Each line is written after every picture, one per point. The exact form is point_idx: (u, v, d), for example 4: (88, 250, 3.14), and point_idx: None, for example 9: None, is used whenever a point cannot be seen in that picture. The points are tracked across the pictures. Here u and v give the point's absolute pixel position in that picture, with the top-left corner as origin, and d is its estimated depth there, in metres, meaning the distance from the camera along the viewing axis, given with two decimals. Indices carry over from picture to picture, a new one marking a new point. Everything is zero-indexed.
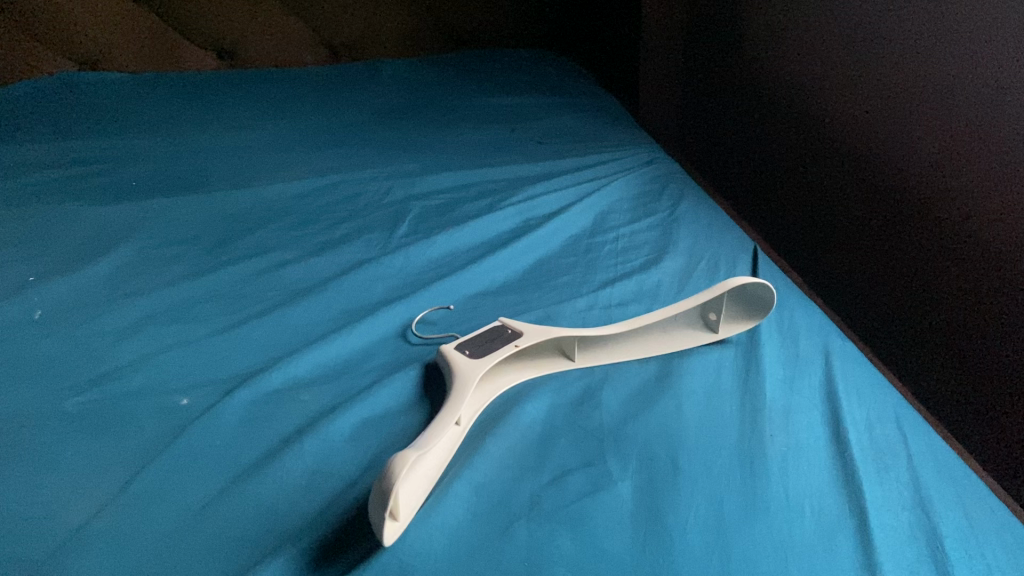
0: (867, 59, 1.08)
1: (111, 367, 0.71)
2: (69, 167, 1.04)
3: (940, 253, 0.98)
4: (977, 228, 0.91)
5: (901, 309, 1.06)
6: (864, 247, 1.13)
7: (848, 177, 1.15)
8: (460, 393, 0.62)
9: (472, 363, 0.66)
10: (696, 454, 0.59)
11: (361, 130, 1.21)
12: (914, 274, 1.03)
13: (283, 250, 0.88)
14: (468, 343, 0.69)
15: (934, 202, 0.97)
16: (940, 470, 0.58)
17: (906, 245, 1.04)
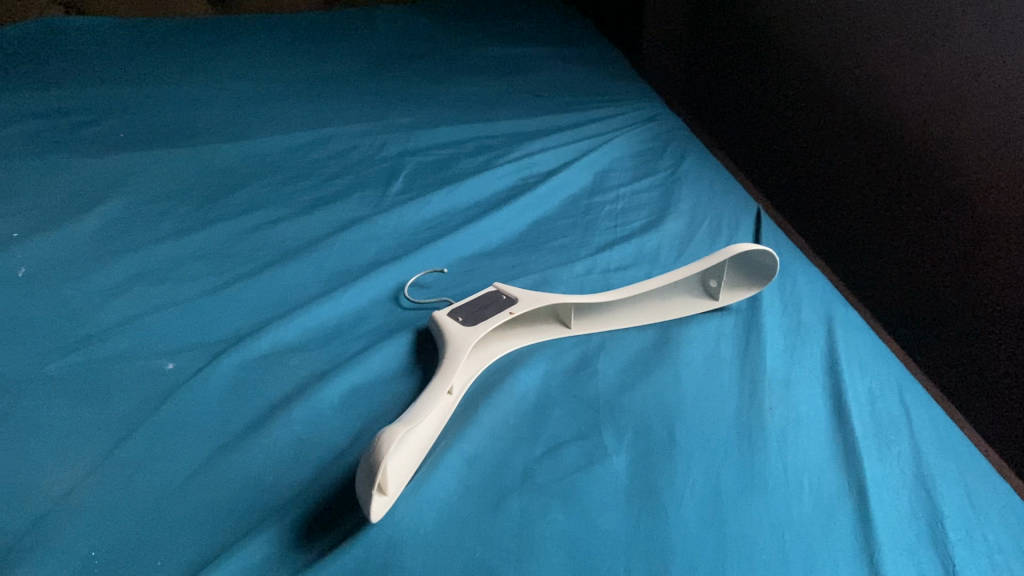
0: (864, 27, 1.08)
1: (96, 328, 0.69)
2: (55, 116, 1.01)
3: (938, 221, 0.97)
4: (978, 193, 0.91)
5: (897, 278, 1.06)
6: (876, 215, 1.10)
7: (847, 148, 1.15)
8: (452, 362, 0.61)
9: (465, 331, 0.64)
10: (693, 426, 0.58)
11: (356, 80, 1.18)
12: (919, 244, 1.01)
13: (274, 206, 0.86)
14: (462, 309, 0.67)
15: (933, 169, 0.97)
16: (943, 446, 0.56)
17: (923, 217, 1.00)
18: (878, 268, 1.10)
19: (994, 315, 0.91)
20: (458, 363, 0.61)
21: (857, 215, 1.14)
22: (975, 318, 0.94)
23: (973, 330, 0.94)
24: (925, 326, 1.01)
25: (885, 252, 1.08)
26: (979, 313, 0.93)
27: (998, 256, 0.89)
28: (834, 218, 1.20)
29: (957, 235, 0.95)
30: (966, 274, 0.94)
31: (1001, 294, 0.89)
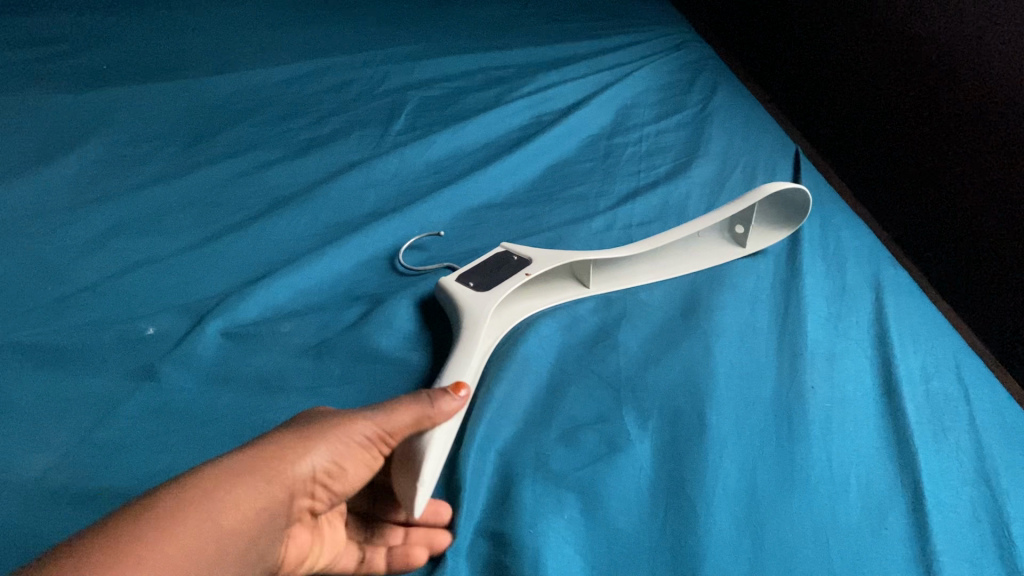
0: None
1: (71, 286, 0.63)
2: (30, 46, 0.93)
3: (901, 111, 0.83)
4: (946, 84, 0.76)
5: (910, 184, 0.83)
6: (846, 55, 0.93)
7: (819, 16, 0.97)
8: (473, 328, 0.55)
9: (480, 295, 0.58)
10: (725, 409, 0.52)
11: (355, 2, 1.09)
12: (878, 134, 0.87)
13: (266, 148, 0.79)
14: (470, 274, 0.60)
15: (907, 50, 0.81)
16: (1006, 433, 0.50)
17: (888, 104, 0.85)
18: (893, 169, 0.85)
19: (944, 224, 0.78)
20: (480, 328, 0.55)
21: (819, 97, 0.99)
22: (922, 224, 0.82)
23: (920, 237, 0.82)
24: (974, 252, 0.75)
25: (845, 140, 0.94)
26: (928, 220, 0.81)
27: (962, 162, 0.75)
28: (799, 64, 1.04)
29: (916, 129, 0.81)
30: (922, 174, 0.81)
31: (957, 203, 0.76)
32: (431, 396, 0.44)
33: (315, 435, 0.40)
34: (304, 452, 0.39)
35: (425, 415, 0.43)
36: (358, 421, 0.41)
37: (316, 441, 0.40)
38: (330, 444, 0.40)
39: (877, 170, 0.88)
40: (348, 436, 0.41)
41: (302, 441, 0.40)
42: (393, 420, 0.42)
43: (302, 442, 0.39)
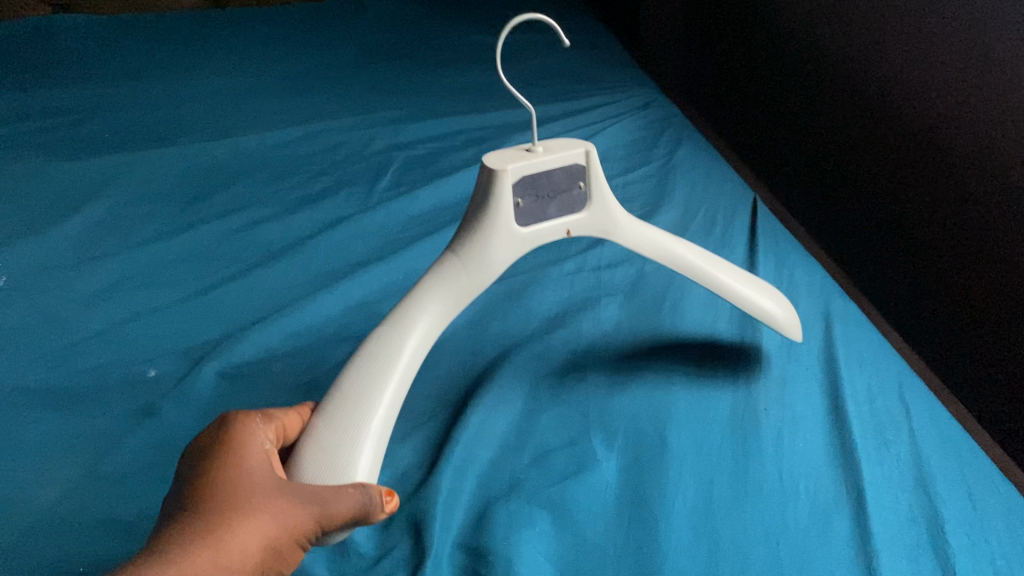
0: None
1: (77, 334, 0.67)
2: (37, 118, 0.99)
3: (898, 225, 0.89)
4: (935, 210, 0.82)
5: (906, 292, 0.89)
6: (832, 111, 1.01)
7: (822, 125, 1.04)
8: (468, 288, 0.51)
9: (512, 235, 0.51)
10: (685, 430, 0.56)
11: (343, 74, 1.16)
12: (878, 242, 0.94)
13: (260, 206, 0.85)
14: (530, 187, 0.50)
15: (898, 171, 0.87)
16: (943, 445, 0.55)
17: (887, 215, 0.91)
18: (891, 278, 0.92)
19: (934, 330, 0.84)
20: (467, 288, 0.51)
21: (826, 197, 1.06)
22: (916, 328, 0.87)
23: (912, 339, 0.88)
24: (956, 358, 0.80)
25: (851, 241, 1.00)
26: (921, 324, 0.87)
27: (949, 279, 0.81)
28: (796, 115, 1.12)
29: (911, 244, 0.87)
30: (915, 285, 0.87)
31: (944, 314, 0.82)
32: (370, 495, 0.40)
33: (266, 515, 0.38)
34: (257, 533, 0.37)
35: (356, 514, 0.40)
36: (305, 508, 0.39)
37: (258, 545, 0.37)
38: (272, 545, 0.38)
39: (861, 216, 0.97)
40: (287, 537, 0.38)
41: (244, 545, 0.36)
42: (331, 518, 0.39)
43: (244, 546, 0.37)
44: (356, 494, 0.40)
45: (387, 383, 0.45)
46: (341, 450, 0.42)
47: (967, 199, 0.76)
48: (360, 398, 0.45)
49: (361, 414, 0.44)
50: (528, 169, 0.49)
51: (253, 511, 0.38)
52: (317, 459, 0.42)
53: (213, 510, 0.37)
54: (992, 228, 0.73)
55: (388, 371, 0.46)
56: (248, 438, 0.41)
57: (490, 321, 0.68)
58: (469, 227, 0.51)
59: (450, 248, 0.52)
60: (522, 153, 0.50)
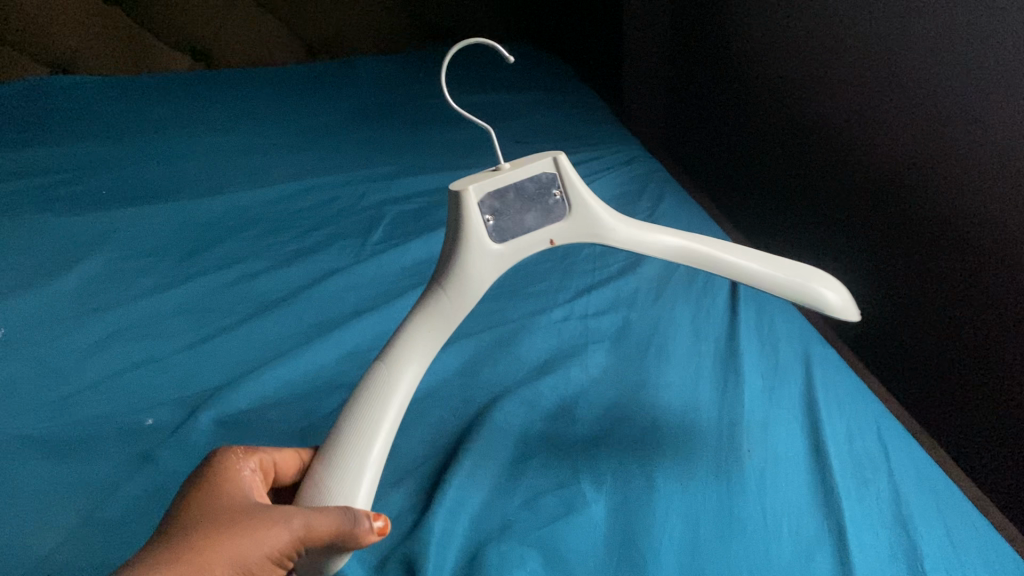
0: (824, 64, 0.99)
1: (74, 386, 0.68)
2: (34, 177, 1.01)
3: (892, 285, 0.92)
4: (930, 273, 0.85)
5: (907, 349, 0.92)
6: (823, 173, 1.04)
7: (810, 186, 1.08)
8: (455, 312, 0.49)
9: (489, 251, 0.50)
10: (670, 471, 0.58)
11: (336, 132, 1.19)
12: (873, 301, 0.97)
13: (255, 259, 0.87)
14: (498, 201, 0.49)
15: (889, 232, 0.91)
16: (922, 483, 0.56)
17: (881, 276, 0.94)
18: (891, 335, 0.94)
19: (942, 385, 0.87)
20: (453, 311, 0.49)
21: (818, 257, 1.09)
22: (922, 381, 0.90)
23: (922, 392, 0.91)
24: (969, 410, 0.83)
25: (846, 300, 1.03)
26: (926, 378, 0.89)
27: (950, 338, 0.84)
28: (788, 175, 1.15)
29: (908, 302, 0.90)
30: (916, 342, 0.90)
31: (949, 368, 0.85)
32: (356, 515, 0.39)
33: (236, 534, 0.39)
34: (226, 552, 0.38)
35: (337, 535, 0.39)
36: (279, 526, 0.39)
37: (227, 560, 0.38)
38: (243, 561, 0.38)
39: (858, 275, 1.00)
40: (259, 552, 0.39)
41: (209, 561, 0.38)
42: (309, 538, 0.39)
43: (209, 560, 0.38)
44: (338, 513, 0.39)
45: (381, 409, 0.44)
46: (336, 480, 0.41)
47: (961, 260, 0.79)
48: (354, 424, 0.43)
49: (347, 442, 0.42)
50: (488, 182, 0.49)
51: (227, 528, 0.39)
52: (311, 485, 0.42)
53: (192, 531, 0.39)
54: (988, 285, 0.76)
55: (376, 401, 0.44)
56: (234, 473, 0.44)
57: (481, 368, 0.69)
58: (448, 250, 0.50)
59: (434, 278, 0.50)
60: (487, 173, 0.50)
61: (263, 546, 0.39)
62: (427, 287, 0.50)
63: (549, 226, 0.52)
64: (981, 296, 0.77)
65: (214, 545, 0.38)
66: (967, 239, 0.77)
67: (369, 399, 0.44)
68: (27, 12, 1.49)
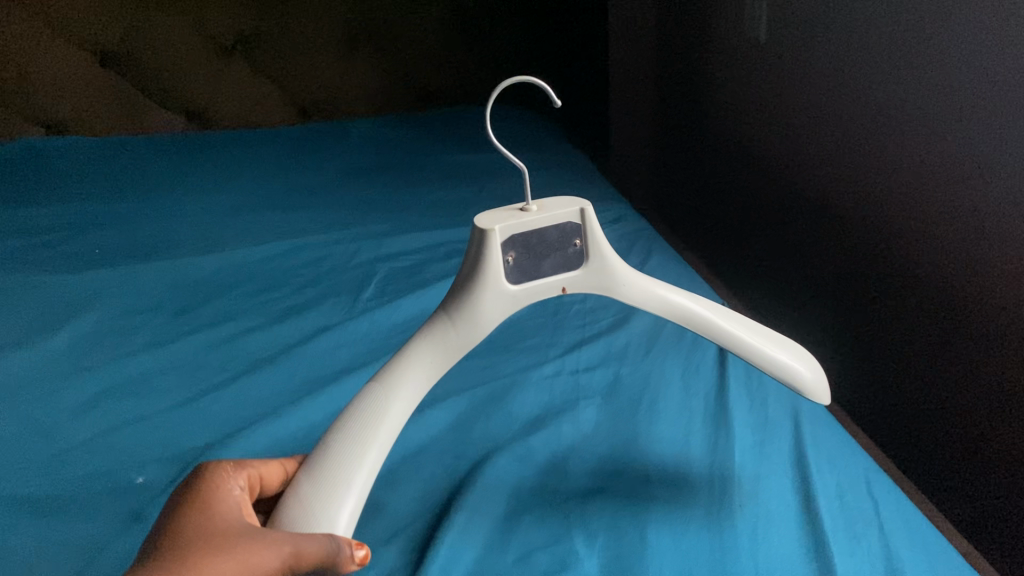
0: (814, 115, 1.00)
1: (63, 444, 0.68)
2: (28, 236, 1.02)
3: (888, 329, 0.92)
4: (924, 313, 0.85)
5: (904, 396, 0.91)
6: (807, 233, 1.07)
7: (801, 235, 1.09)
8: (458, 347, 0.50)
9: (502, 291, 0.51)
10: (663, 526, 0.58)
11: (328, 191, 1.21)
12: (869, 346, 0.97)
13: (247, 316, 0.87)
14: (523, 244, 0.50)
15: (882, 276, 0.91)
16: (913, 536, 0.57)
17: (875, 321, 0.94)
18: (888, 381, 0.94)
19: (938, 430, 0.86)
20: (456, 345, 0.50)
21: (811, 305, 1.09)
22: (920, 427, 0.90)
23: (919, 440, 0.90)
24: (966, 457, 0.82)
25: (841, 348, 1.03)
26: (923, 424, 0.89)
27: (946, 380, 0.83)
28: (774, 233, 1.18)
29: (903, 345, 0.90)
30: (913, 388, 0.90)
31: (947, 411, 0.84)
32: (340, 541, 0.39)
33: (226, 554, 0.39)
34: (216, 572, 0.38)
35: (326, 561, 0.38)
36: (269, 547, 0.39)
37: None
38: None
39: (844, 328, 1.01)
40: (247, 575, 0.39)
41: None
42: (298, 562, 0.39)
43: None
44: (325, 539, 0.39)
45: (370, 438, 0.44)
46: (321, 502, 0.41)
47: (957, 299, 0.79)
48: (342, 448, 0.43)
49: (337, 467, 0.42)
50: (517, 226, 0.49)
51: (216, 549, 0.39)
52: (296, 507, 0.41)
53: (185, 549, 0.39)
54: (977, 331, 0.77)
55: (369, 431, 0.44)
56: (223, 491, 0.43)
57: (473, 424, 0.70)
58: (461, 283, 0.50)
59: (444, 304, 0.51)
60: (514, 212, 0.50)
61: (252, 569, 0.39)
62: (434, 312, 0.51)
63: (564, 272, 0.53)
64: (964, 352, 0.80)
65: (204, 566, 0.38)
66: (953, 289, 0.79)
67: (363, 430, 0.44)
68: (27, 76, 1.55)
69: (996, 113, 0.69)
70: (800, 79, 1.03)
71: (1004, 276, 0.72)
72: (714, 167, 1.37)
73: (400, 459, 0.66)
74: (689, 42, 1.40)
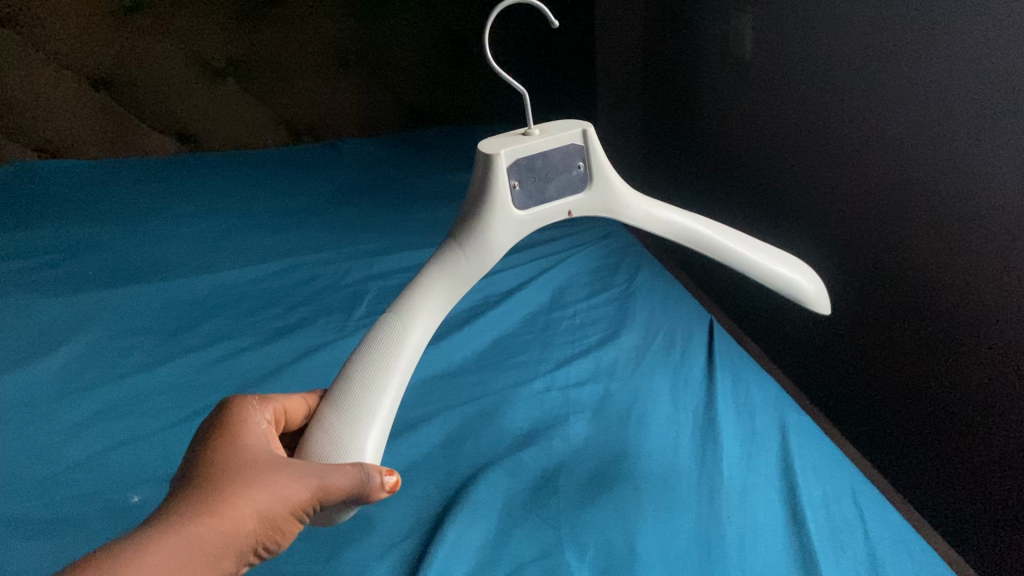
0: (794, 129, 1.01)
1: (57, 465, 0.69)
2: (22, 259, 1.03)
3: (871, 334, 0.93)
4: (908, 313, 0.85)
5: (891, 400, 0.92)
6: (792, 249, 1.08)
7: (782, 245, 1.10)
8: (471, 274, 0.53)
9: (511, 217, 0.53)
10: (652, 539, 0.59)
11: (319, 211, 1.22)
12: (854, 351, 0.98)
13: (239, 336, 0.88)
14: (527, 168, 0.53)
15: (865, 283, 0.92)
16: (897, 546, 0.57)
17: (858, 326, 0.95)
18: (874, 385, 0.95)
19: (926, 429, 0.87)
20: (467, 268, 0.53)
21: (795, 315, 1.10)
22: (907, 428, 0.90)
23: (908, 441, 0.91)
24: (954, 456, 0.83)
25: (827, 356, 1.04)
26: (911, 423, 0.90)
27: (930, 380, 0.84)
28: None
29: (887, 345, 0.91)
30: (898, 389, 0.90)
31: (932, 411, 0.85)
32: (370, 471, 0.43)
33: (263, 485, 0.41)
34: (256, 501, 0.41)
35: (357, 488, 0.42)
36: (302, 478, 0.42)
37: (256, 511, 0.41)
38: (269, 511, 0.41)
39: (828, 339, 1.02)
40: (284, 503, 0.42)
41: (241, 510, 0.40)
42: (329, 492, 0.42)
43: (239, 511, 0.40)
44: (357, 470, 0.42)
45: (389, 372, 0.47)
46: (347, 435, 0.45)
47: (938, 301, 0.80)
48: (362, 385, 0.46)
49: (361, 394, 0.46)
50: (518, 148, 0.52)
51: (253, 479, 0.41)
52: (324, 439, 0.45)
53: (222, 480, 0.41)
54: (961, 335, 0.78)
55: (386, 365, 0.47)
56: (249, 417, 0.46)
57: (464, 440, 0.70)
58: (472, 209, 0.53)
59: (454, 236, 0.54)
60: (517, 138, 0.53)
61: (287, 498, 0.42)
62: (445, 243, 0.54)
63: (569, 198, 0.55)
64: (946, 355, 0.80)
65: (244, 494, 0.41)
66: (934, 292, 0.80)
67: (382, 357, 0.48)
68: (18, 104, 1.59)
69: (964, 127, 0.70)
70: (780, 95, 1.04)
71: (983, 284, 0.73)
72: (698, 181, 1.38)
73: None
74: (671, 60, 1.42)
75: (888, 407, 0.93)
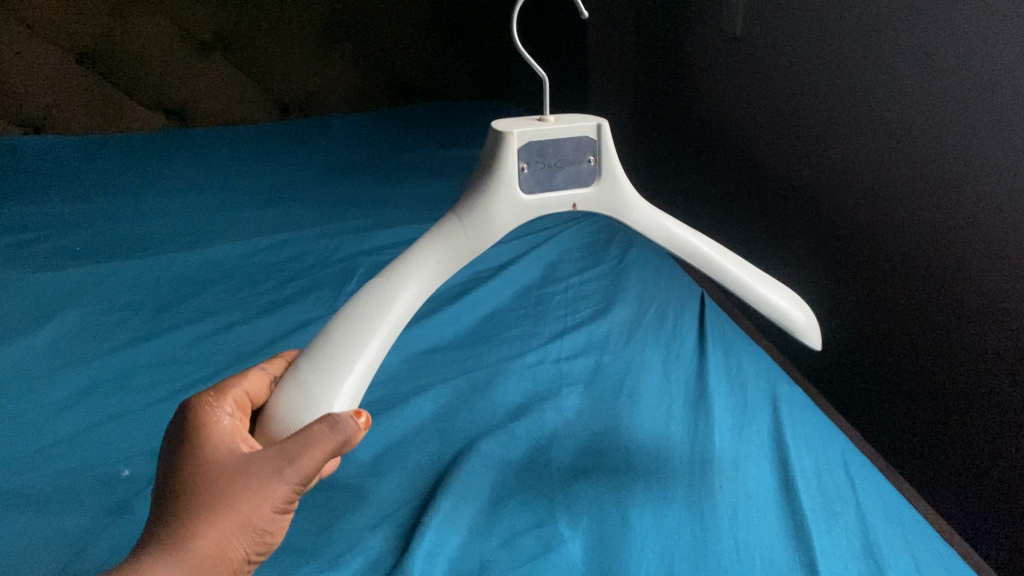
0: (791, 97, 1.01)
1: (47, 440, 0.68)
2: (7, 235, 1.01)
3: (860, 290, 0.92)
4: (896, 262, 0.84)
5: (876, 356, 0.91)
6: (780, 228, 1.08)
7: (774, 215, 1.09)
8: (470, 245, 0.52)
9: (516, 200, 0.52)
10: (646, 508, 0.59)
11: (308, 185, 1.22)
12: (842, 309, 0.97)
13: (229, 311, 0.87)
14: (539, 153, 0.52)
15: (856, 239, 0.91)
16: (888, 516, 0.58)
17: (848, 284, 0.94)
18: (861, 343, 0.94)
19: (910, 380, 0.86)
20: (466, 241, 0.52)
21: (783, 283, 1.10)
22: (892, 383, 0.89)
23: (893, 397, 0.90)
24: (937, 407, 0.82)
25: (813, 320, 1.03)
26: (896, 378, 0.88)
27: (916, 331, 0.83)
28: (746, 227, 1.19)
29: (871, 300, 0.90)
30: (884, 345, 0.89)
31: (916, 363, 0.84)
32: (334, 423, 0.40)
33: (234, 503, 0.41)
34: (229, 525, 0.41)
35: (335, 449, 0.40)
36: (271, 480, 0.41)
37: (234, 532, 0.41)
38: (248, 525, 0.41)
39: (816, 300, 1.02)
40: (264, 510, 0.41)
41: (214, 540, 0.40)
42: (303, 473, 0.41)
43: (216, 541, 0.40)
44: (327, 434, 0.40)
45: (373, 329, 0.45)
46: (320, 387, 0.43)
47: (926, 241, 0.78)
48: (346, 341, 0.44)
49: (341, 348, 0.44)
50: (534, 134, 0.51)
51: (223, 501, 0.41)
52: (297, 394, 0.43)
53: (190, 512, 0.41)
54: (948, 272, 0.76)
55: (376, 318, 0.45)
56: (208, 424, 0.43)
57: (457, 412, 0.70)
58: (480, 181, 0.52)
59: (455, 209, 0.53)
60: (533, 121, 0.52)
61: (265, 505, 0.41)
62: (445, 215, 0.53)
63: (575, 190, 0.54)
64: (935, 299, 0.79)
65: (211, 525, 0.40)
66: (922, 232, 0.78)
67: (374, 314, 0.46)
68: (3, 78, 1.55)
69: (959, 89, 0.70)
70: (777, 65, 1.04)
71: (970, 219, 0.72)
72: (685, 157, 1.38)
73: (385, 449, 0.66)
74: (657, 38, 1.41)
75: (872, 363, 0.92)
